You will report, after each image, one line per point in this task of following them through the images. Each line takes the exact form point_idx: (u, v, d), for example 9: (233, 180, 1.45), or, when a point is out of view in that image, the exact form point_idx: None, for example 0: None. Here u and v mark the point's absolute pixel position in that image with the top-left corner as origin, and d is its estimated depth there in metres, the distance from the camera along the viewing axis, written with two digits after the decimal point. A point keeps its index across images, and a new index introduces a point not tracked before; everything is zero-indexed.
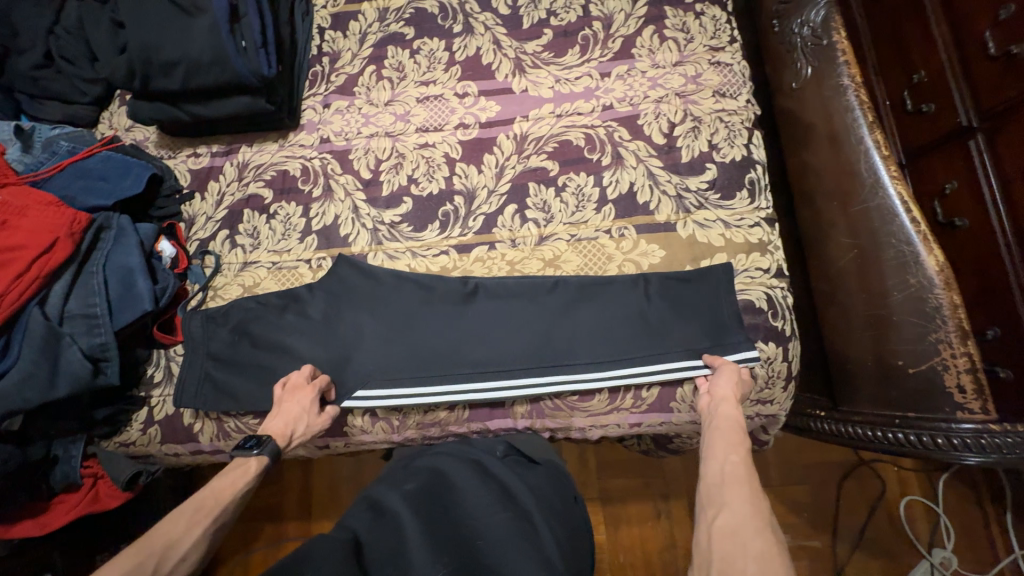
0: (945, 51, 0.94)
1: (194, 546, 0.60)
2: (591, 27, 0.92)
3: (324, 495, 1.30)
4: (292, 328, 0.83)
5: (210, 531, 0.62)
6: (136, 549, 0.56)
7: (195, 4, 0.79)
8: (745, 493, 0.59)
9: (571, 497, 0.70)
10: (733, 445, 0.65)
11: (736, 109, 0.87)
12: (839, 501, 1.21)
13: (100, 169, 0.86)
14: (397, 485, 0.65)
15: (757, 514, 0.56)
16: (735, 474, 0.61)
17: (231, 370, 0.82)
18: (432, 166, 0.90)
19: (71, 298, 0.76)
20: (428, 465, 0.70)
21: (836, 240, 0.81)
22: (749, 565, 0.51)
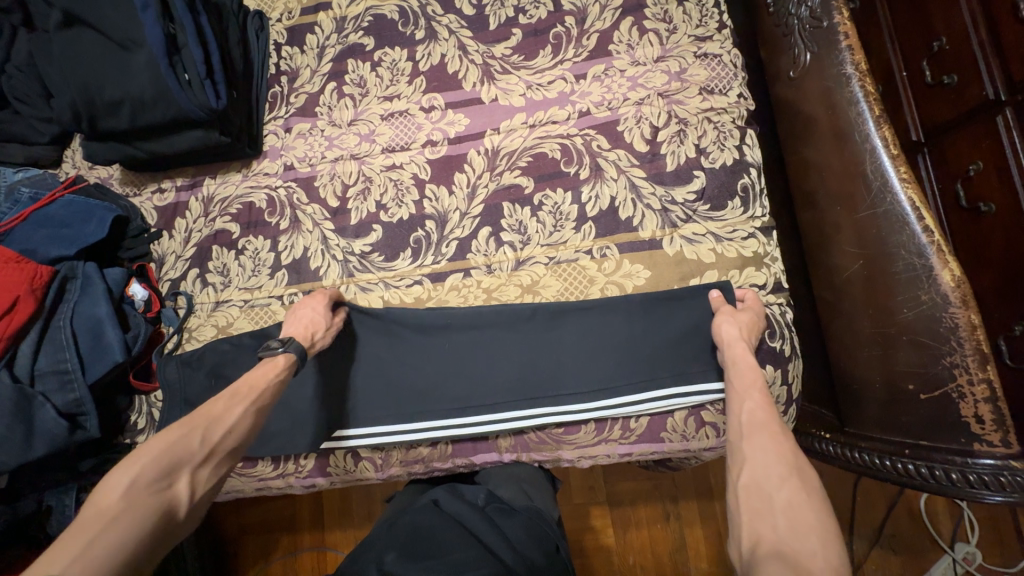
0: (968, 16, 0.83)
1: (240, 420, 0.58)
2: (564, 24, 0.84)
3: (331, 510, 1.21)
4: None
5: (256, 411, 0.60)
6: (182, 425, 0.54)
7: (132, 38, 0.74)
8: (770, 442, 0.57)
9: (552, 546, 0.68)
10: (751, 394, 0.63)
11: (727, 107, 0.78)
12: (857, 499, 1.15)
13: (63, 215, 0.84)
14: (375, 560, 0.62)
15: (784, 463, 0.55)
16: (758, 423, 0.59)
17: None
18: (401, 189, 0.85)
19: (41, 356, 0.75)
20: (409, 524, 0.67)
21: (841, 248, 0.74)
22: (778, 521, 0.50)
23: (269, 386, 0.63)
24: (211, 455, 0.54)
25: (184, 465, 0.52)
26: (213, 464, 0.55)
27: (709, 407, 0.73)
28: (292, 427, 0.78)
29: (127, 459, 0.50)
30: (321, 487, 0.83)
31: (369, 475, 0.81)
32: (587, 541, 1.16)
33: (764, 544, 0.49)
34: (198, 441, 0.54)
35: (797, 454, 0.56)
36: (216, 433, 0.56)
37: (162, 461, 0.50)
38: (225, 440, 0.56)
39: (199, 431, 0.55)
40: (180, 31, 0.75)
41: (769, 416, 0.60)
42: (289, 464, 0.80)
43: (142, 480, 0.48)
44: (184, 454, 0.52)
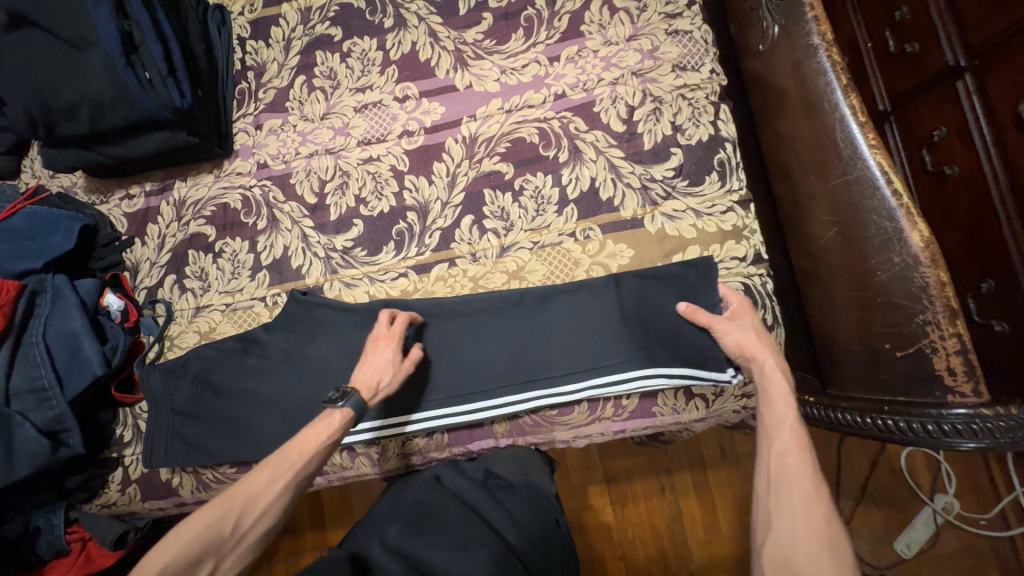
0: None
1: (276, 500, 0.60)
2: (534, 6, 0.83)
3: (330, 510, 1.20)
4: (255, 372, 0.80)
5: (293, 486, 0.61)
6: (219, 504, 0.57)
7: (84, 38, 0.70)
8: (800, 501, 0.56)
9: (552, 519, 0.69)
10: (783, 438, 0.60)
11: (700, 83, 0.79)
12: (842, 459, 1.20)
13: (25, 228, 0.80)
14: (378, 533, 0.63)
15: (814, 531, 0.53)
16: (788, 479, 0.57)
17: (196, 423, 0.79)
18: (380, 182, 0.84)
19: (15, 374, 0.73)
20: (411, 501, 0.67)
21: (817, 217, 0.76)
22: None
23: (315, 451, 0.63)
24: (241, 540, 0.57)
25: (213, 553, 0.55)
26: (243, 547, 0.57)
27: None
28: (284, 427, 0.77)
29: (162, 544, 0.53)
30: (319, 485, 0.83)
31: (366, 469, 0.81)
32: (586, 519, 1.19)
33: None
34: (231, 526, 0.56)
35: (828, 520, 0.54)
36: (250, 516, 0.58)
37: (196, 547, 0.53)
38: (258, 521, 0.58)
39: (233, 513, 0.57)
40: (136, 28, 0.72)
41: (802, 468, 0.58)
42: None
43: (172, 567, 0.52)
44: (215, 541, 0.55)
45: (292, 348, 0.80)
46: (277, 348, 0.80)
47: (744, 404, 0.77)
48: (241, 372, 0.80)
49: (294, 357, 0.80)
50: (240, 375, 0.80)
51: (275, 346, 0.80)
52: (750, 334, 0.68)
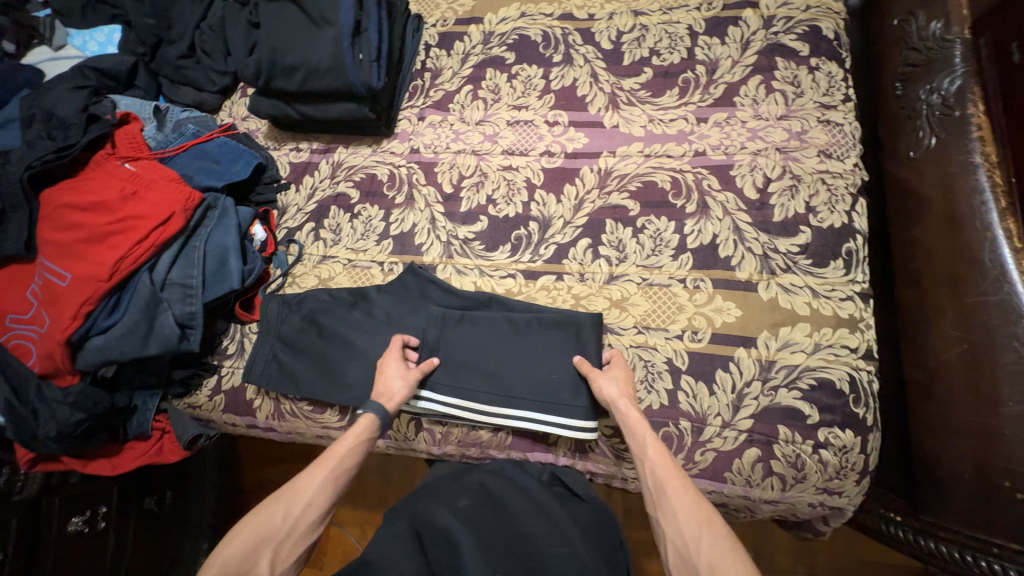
0: None
1: (316, 496, 0.64)
2: (694, 71, 0.90)
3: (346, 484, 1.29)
4: (356, 324, 0.86)
5: (330, 486, 0.66)
6: (276, 501, 0.64)
7: (324, 17, 0.85)
8: (683, 508, 0.60)
9: (613, 539, 0.70)
10: (648, 444, 0.66)
11: (842, 172, 0.81)
12: None
13: (216, 152, 0.95)
14: (449, 503, 0.68)
15: (699, 520, 0.59)
16: (664, 480, 0.63)
17: (296, 355, 0.87)
18: (512, 189, 0.91)
19: (175, 268, 0.82)
20: (477, 482, 0.72)
21: (942, 329, 0.73)
22: None
23: (342, 452, 0.68)
24: (290, 533, 0.62)
25: (267, 543, 0.61)
26: (296, 538, 0.63)
27: (778, 442, 0.72)
28: (368, 380, 0.82)
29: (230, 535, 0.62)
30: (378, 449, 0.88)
31: (425, 445, 0.84)
32: None
33: None
34: (278, 521, 0.62)
35: (703, 506, 0.60)
36: (295, 508, 0.63)
37: (252, 537, 0.61)
38: (303, 516, 0.63)
39: (281, 509, 0.63)
40: (365, 18, 0.85)
41: (668, 467, 0.64)
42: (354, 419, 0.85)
43: (234, 555, 0.60)
44: (268, 532, 0.62)
45: (395, 314, 0.86)
46: (381, 310, 0.87)
47: (822, 500, 0.73)
48: (346, 320, 0.87)
49: (394, 322, 0.86)
50: (344, 321, 0.87)
51: (381, 307, 0.87)
52: (618, 384, 0.72)
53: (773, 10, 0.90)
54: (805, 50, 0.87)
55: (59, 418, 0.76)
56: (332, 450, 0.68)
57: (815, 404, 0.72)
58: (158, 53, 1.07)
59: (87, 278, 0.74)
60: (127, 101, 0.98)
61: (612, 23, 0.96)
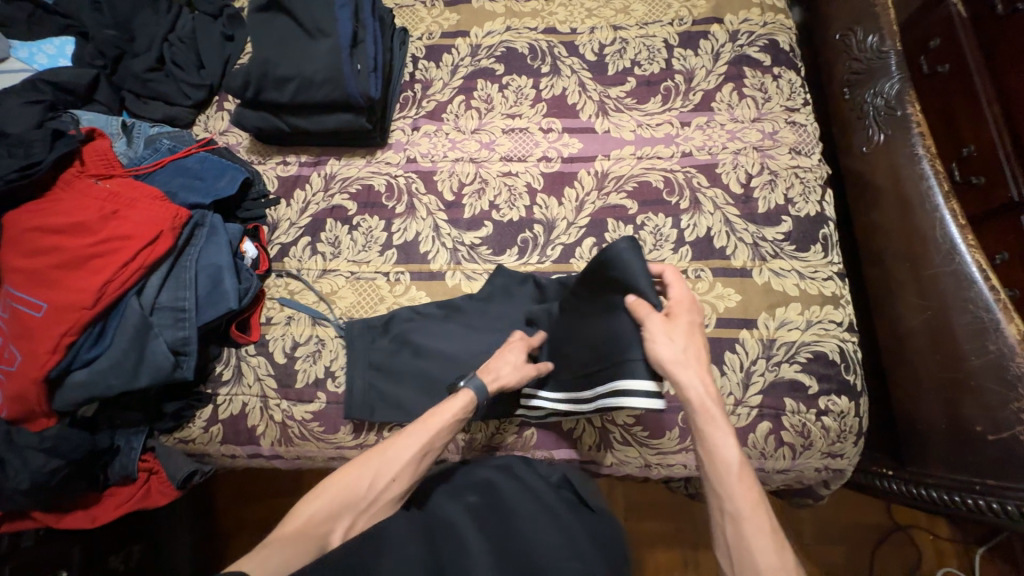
0: (995, 126, 0.86)
1: (401, 474, 0.64)
2: (673, 80, 0.98)
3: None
4: (451, 336, 0.84)
5: (416, 462, 0.65)
6: (356, 467, 0.64)
7: (318, 28, 0.84)
8: (741, 493, 0.58)
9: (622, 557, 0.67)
10: (720, 426, 0.60)
11: (811, 166, 0.90)
12: (873, 567, 1.22)
13: (198, 168, 0.89)
14: (458, 498, 0.69)
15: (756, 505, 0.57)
16: (731, 463, 0.59)
17: (394, 381, 0.82)
18: (514, 194, 0.93)
19: (164, 291, 0.76)
20: (486, 479, 0.73)
21: (906, 300, 0.83)
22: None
23: (436, 429, 0.66)
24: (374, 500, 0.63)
25: (348, 510, 0.61)
26: (377, 507, 0.63)
27: (786, 414, 0.78)
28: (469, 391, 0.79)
29: (316, 492, 0.62)
30: None
31: (448, 452, 0.83)
32: None
33: None
34: (364, 488, 0.62)
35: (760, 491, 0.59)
36: (381, 480, 0.63)
37: (333, 505, 0.60)
38: (388, 486, 0.63)
39: (371, 472, 0.63)
40: (361, 30, 0.86)
41: (761, 524, 0.56)
42: (371, 435, 0.82)
43: (320, 514, 0.60)
44: (352, 498, 0.62)
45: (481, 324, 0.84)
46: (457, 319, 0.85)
47: (826, 464, 0.79)
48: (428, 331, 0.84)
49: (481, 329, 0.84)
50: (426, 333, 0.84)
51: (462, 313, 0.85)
52: (679, 346, 0.63)
53: (737, 26, 1.00)
54: (767, 60, 0.97)
55: (33, 466, 0.67)
56: (430, 418, 0.67)
57: (814, 375, 0.79)
58: (119, 65, 1.00)
59: (67, 306, 0.68)
60: (90, 117, 0.91)
61: (594, 36, 1.02)
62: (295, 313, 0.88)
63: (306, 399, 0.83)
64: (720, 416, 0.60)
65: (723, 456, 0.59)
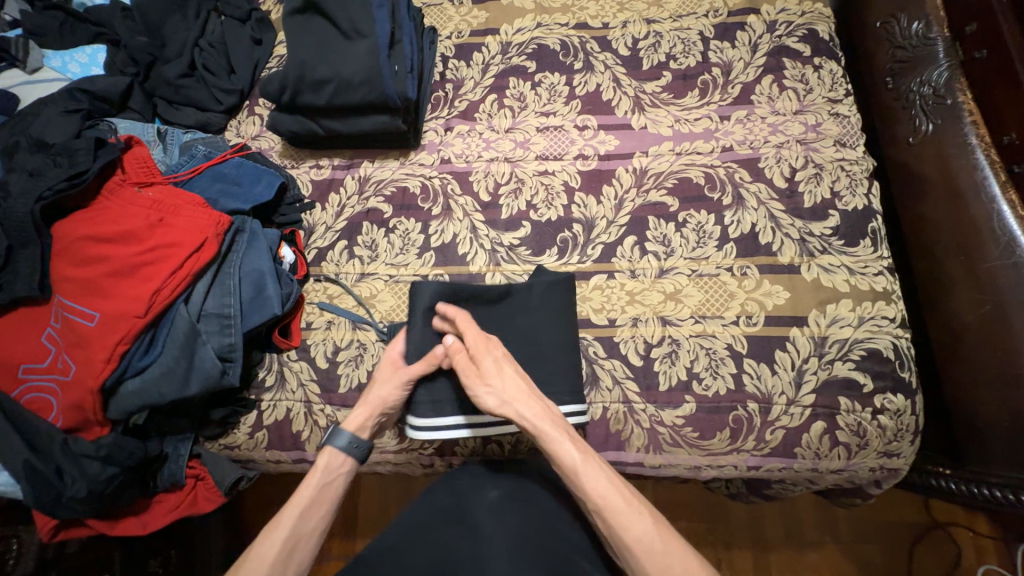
0: None
1: (268, 575, 0.63)
2: (711, 73, 0.95)
3: (366, 507, 1.21)
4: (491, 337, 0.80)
5: (281, 556, 0.64)
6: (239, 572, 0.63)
7: (356, 29, 0.84)
8: (597, 491, 0.62)
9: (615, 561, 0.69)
10: (552, 433, 0.65)
11: (857, 159, 0.88)
12: (912, 565, 1.20)
13: (235, 174, 0.89)
14: (480, 496, 0.72)
15: (619, 496, 0.61)
16: (577, 462, 0.63)
17: None
18: (552, 193, 0.92)
19: (210, 298, 0.76)
20: (512, 475, 0.75)
21: (961, 295, 0.81)
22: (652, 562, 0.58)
23: (291, 514, 0.66)
24: None
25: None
26: None
27: (841, 413, 0.76)
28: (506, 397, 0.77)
29: None
30: (441, 467, 0.84)
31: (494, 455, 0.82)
32: None
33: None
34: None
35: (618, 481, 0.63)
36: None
37: None
38: None
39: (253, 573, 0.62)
40: (398, 30, 0.85)
41: (624, 509, 0.61)
42: (416, 439, 0.82)
43: None
44: None
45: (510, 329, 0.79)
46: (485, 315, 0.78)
47: (882, 463, 0.77)
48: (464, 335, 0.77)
49: (533, 327, 0.79)
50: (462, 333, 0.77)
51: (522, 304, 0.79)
52: (513, 381, 0.68)
53: (774, 16, 0.98)
54: (807, 51, 0.95)
55: (90, 474, 0.68)
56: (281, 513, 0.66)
57: (868, 372, 0.77)
58: (152, 72, 1.00)
59: (120, 315, 0.68)
60: (127, 124, 0.91)
61: (627, 30, 1.01)
62: (335, 317, 0.87)
63: (350, 404, 0.82)
64: (556, 432, 0.65)
65: (570, 463, 0.63)
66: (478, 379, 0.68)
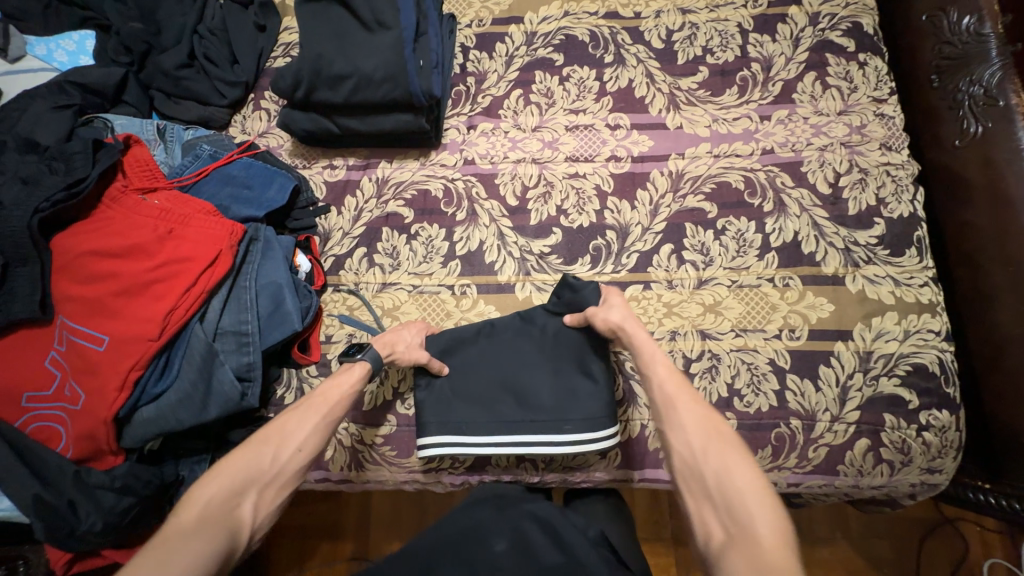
0: None
1: (308, 440, 0.64)
2: (750, 69, 0.90)
3: (379, 519, 1.15)
4: (521, 357, 0.77)
5: (323, 429, 0.65)
6: (261, 445, 0.61)
7: (379, 21, 0.79)
8: (662, 377, 0.65)
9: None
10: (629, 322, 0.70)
11: (902, 163, 0.84)
12: (920, 561, 1.16)
13: (244, 176, 0.82)
14: (484, 546, 0.64)
15: (678, 385, 0.64)
16: (645, 347, 0.67)
17: (468, 406, 0.76)
18: (583, 198, 0.87)
19: (225, 314, 0.71)
20: (521, 518, 0.68)
21: (1005, 307, 0.78)
22: (700, 442, 0.59)
23: (337, 397, 0.67)
24: (281, 472, 0.61)
25: (252, 485, 0.59)
26: (281, 483, 0.61)
27: (885, 430, 0.74)
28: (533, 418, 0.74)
29: (212, 475, 0.58)
30: (470, 485, 0.81)
31: (525, 474, 0.79)
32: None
33: (695, 455, 0.58)
34: (269, 461, 0.61)
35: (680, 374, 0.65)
36: (284, 452, 0.62)
37: (237, 480, 0.58)
38: (293, 458, 0.62)
39: (271, 450, 0.62)
40: (424, 21, 0.81)
41: (679, 383, 0.64)
42: (445, 459, 0.79)
43: (217, 496, 0.56)
44: (255, 473, 0.60)
45: (537, 347, 0.77)
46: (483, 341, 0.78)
47: (923, 479, 0.76)
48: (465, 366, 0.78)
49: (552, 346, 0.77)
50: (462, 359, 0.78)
51: (536, 326, 0.78)
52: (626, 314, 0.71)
53: (817, 7, 0.92)
54: (852, 46, 0.90)
55: (104, 506, 0.64)
56: (329, 390, 0.68)
57: (914, 388, 0.75)
58: (147, 61, 0.92)
59: (133, 337, 0.64)
60: (123, 121, 0.83)
61: (660, 21, 0.94)
62: (356, 330, 0.83)
63: (377, 422, 0.79)
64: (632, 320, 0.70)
65: (642, 346, 0.67)
66: (598, 307, 0.73)
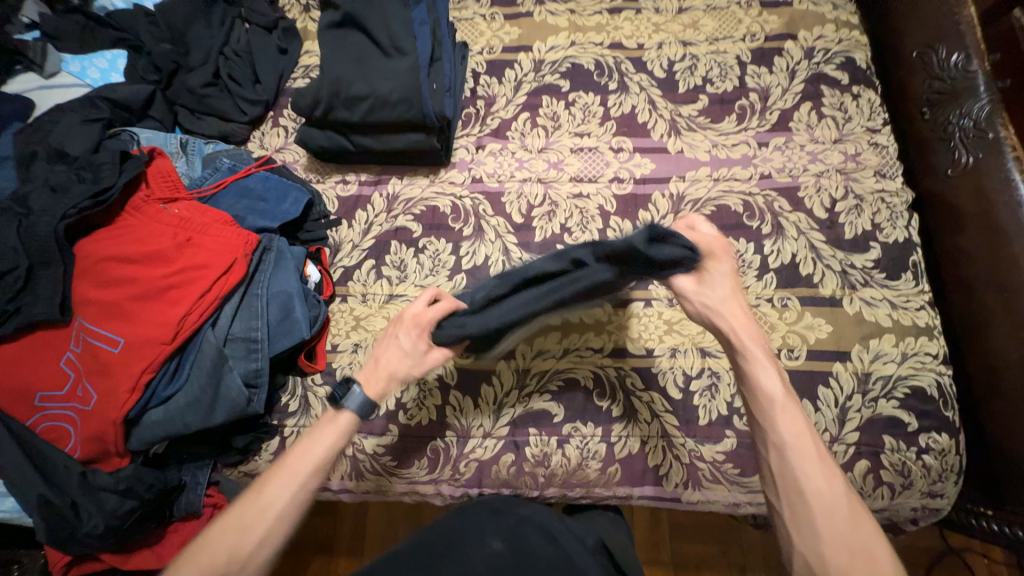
0: None
1: (277, 522, 0.60)
2: (748, 98, 0.94)
3: (373, 534, 1.14)
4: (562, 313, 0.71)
5: (295, 506, 0.61)
6: (228, 530, 0.59)
7: (397, 47, 0.83)
8: (795, 445, 0.60)
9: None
10: (760, 369, 0.65)
11: (896, 190, 0.87)
12: None
13: (260, 189, 0.85)
14: (479, 543, 0.64)
15: (817, 459, 0.59)
16: (777, 403, 0.63)
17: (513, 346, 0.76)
18: (586, 217, 0.90)
19: (236, 321, 0.73)
20: (515, 519, 0.69)
21: (1000, 332, 0.79)
22: (838, 532, 0.56)
23: (310, 465, 0.63)
24: (252, 558, 0.58)
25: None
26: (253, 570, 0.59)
27: (885, 452, 0.75)
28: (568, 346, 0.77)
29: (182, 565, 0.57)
30: (469, 498, 0.81)
31: (525, 488, 0.80)
32: None
33: (825, 546, 0.56)
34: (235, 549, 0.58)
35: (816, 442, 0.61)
36: (255, 537, 0.59)
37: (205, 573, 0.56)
38: (260, 544, 0.59)
39: (238, 535, 0.59)
40: (439, 49, 0.86)
41: (813, 457, 0.59)
42: (446, 471, 0.79)
43: None
44: (223, 563, 0.57)
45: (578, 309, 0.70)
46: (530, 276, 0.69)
47: (924, 503, 0.76)
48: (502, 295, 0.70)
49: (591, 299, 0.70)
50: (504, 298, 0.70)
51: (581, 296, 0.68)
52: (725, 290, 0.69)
53: (812, 42, 0.97)
54: (846, 79, 0.94)
55: (107, 509, 0.64)
56: (303, 458, 0.63)
57: (912, 411, 0.76)
58: (174, 80, 0.97)
59: (146, 341, 0.66)
60: (149, 134, 0.87)
61: (662, 52, 0.99)
62: (362, 340, 0.84)
63: (377, 432, 0.80)
64: (762, 357, 0.66)
65: (768, 391, 0.64)
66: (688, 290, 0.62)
